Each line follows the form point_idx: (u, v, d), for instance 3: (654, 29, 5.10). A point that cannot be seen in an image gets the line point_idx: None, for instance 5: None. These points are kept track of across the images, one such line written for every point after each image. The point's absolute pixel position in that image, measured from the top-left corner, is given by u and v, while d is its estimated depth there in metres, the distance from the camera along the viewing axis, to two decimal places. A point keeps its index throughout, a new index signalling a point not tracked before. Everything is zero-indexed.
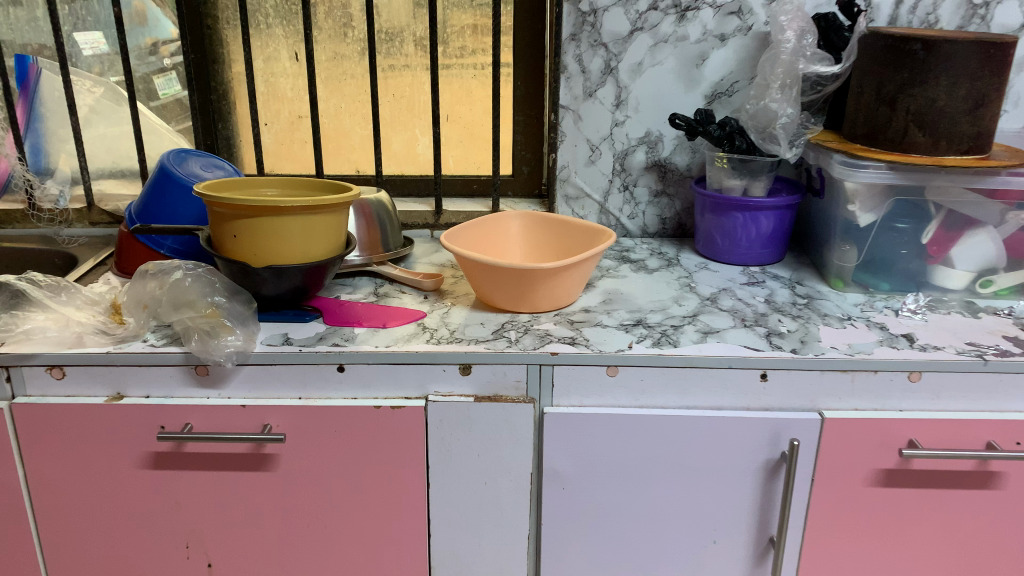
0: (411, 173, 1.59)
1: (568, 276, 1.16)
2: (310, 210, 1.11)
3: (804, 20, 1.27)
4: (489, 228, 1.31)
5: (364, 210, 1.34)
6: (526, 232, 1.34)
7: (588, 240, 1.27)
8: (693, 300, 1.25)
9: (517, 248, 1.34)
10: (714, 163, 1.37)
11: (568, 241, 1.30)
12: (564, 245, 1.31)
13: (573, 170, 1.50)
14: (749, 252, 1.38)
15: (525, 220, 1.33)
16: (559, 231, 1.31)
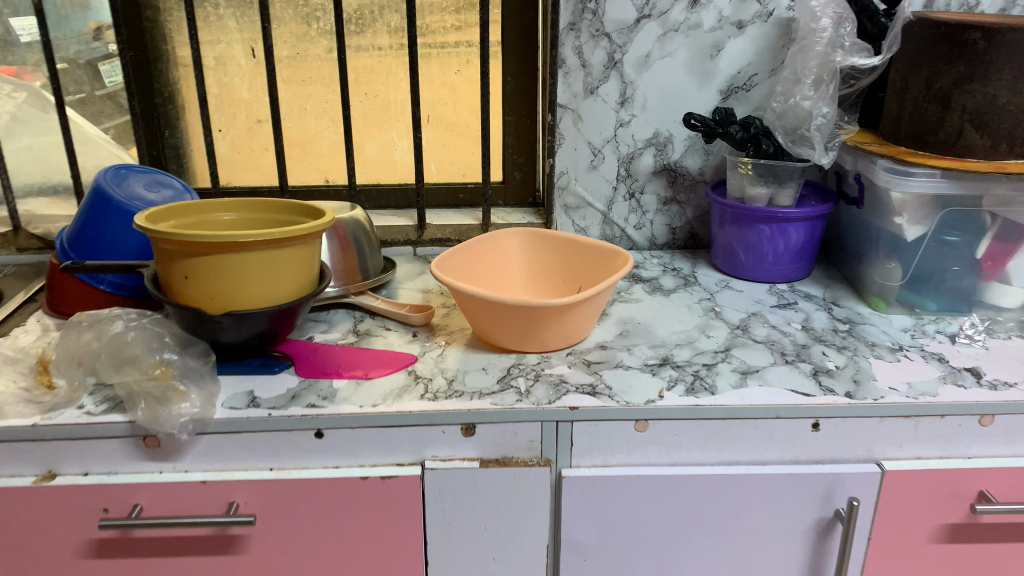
0: (388, 182, 1.40)
1: (582, 312, 1.00)
2: (275, 242, 0.93)
3: (841, 5, 1.11)
4: (484, 249, 1.13)
5: (338, 233, 1.16)
6: (526, 252, 1.17)
7: (601, 262, 1.10)
8: (721, 329, 1.09)
9: (516, 271, 1.17)
10: (734, 169, 1.22)
11: (576, 262, 1.14)
12: (571, 267, 1.14)
13: (573, 177, 1.33)
14: (775, 269, 1.23)
15: (526, 238, 1.17)
16: (565, 251, 1.15)
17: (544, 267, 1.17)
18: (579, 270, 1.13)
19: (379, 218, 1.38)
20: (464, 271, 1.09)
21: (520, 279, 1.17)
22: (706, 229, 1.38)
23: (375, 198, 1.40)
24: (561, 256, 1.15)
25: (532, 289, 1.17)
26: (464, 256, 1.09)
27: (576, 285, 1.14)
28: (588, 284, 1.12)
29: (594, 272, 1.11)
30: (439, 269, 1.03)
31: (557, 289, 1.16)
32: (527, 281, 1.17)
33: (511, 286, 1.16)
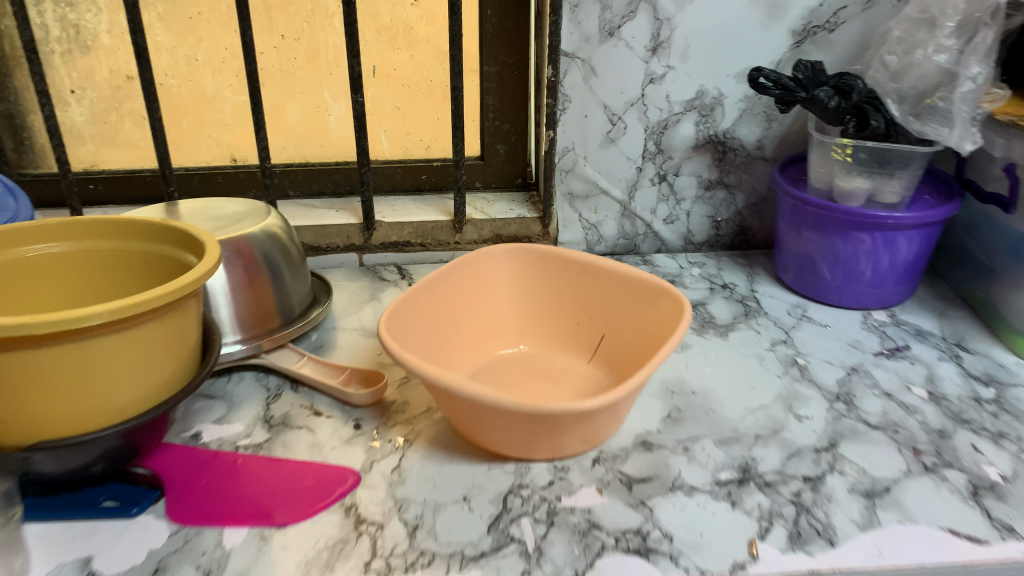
0: (321, 161, 1.01)
1: (619, 407, 0.64)
2: (122, 322, 0.56)
3: None
4: (457, 281, 0.76)
5: (242, 258, 0.78)
6: (516, 278, 0.80)
7: (639, 299, 0.74)
8: (817, 405, 0.74)
9: (503, 307, 0.81)
10: (820, 150, 0.84)
11: (600, 295, 0.77)
12: (592, 302, 0.78)
13: (581, 156, 0.94)
14: (871, 293, 0.87)
15: (518, 260, 0.79)
16: (581, 278, 0.78)
17: (547, 300, 0.80)
18: (604, 306, 0.77)
19: (309, 212, 0.98)
20: (428, 322, 0.72)
21: (513, 323, 0.81)
22: (761, 222, 1.01)
23: (304, 183, 1.00)
24: (573, 284, 0.78)
25: (528, 334, 0.81)
26: (430, 298, 0.72)
27: (601, 329, 0.77)
28: (621, 331, 0.76)
29: (630, 314, 0.75)
30: (392, 329, 0.66)
31: (569, 333, 0.80)
32: (520, 323, 0.81)
33: (494, 332, 0.80)
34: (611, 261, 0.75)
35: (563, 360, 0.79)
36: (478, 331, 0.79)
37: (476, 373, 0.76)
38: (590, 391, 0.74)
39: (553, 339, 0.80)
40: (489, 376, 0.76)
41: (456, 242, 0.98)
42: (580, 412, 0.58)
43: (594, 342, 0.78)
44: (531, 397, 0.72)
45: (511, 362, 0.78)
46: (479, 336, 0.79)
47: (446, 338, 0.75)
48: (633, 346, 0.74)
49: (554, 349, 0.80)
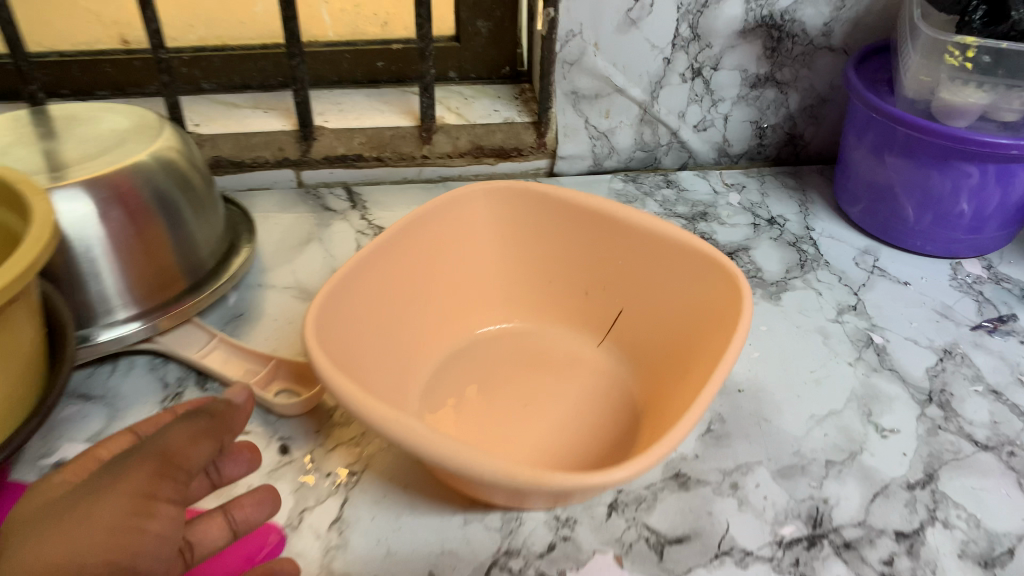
0: (242, 43, 0.75)
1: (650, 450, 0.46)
2: None
3: None
4: (422, 238, 0.57)
5: (126, 206, 0.56)
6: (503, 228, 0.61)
7: (674, 268, 0.55)
8: (903, 412, 0.56)
9: (485, 267, 0.62)
10: (925, 49, 0.60)
11: (616, 254, 0.58)
12: (605, 264, 0.59)
13: (590, 43, 0.70)
14: (966, 240, 0.66)
15: (504, 204, 0.60)
16: (589, 230, 0.59)
17: (545, 258, 0.62)
18: (621, 271, 0.59)
19: (228, 114, 0.75)
20: (381, 301, 0.54)
21: (507, 282, 0.63)
22: (817, 128, 0.78)
23: (222, 74, 0.76)
24: (579, 238, 0.60)
25: (519, 303, 0.63)
26: (382, 267, 0.53)
27: (615, 302, 0.59)
28: (644, 306, 0.58)
29: (657, 283, 0.56)
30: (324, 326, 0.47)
31: (573, 304, 0.62)
32: (508, 287, 0.63)
33: (474, 301, 0.62)
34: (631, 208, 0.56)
35: (565, 340, 0.61)
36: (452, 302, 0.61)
37: (450, 361, 0.59)
38: (600, 389, 0.56)
39: (551, 310, 0.62)
40: (467, 366, 0.58)
41: (424, 157, 0.75)
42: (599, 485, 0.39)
43: (606, 317, 0.60)
44: (521, 400, 0.55)
45: (496, 343, 0.61)
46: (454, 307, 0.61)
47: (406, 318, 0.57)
48: (660, 328, 0.56)
49: (553, 324, 0.62)
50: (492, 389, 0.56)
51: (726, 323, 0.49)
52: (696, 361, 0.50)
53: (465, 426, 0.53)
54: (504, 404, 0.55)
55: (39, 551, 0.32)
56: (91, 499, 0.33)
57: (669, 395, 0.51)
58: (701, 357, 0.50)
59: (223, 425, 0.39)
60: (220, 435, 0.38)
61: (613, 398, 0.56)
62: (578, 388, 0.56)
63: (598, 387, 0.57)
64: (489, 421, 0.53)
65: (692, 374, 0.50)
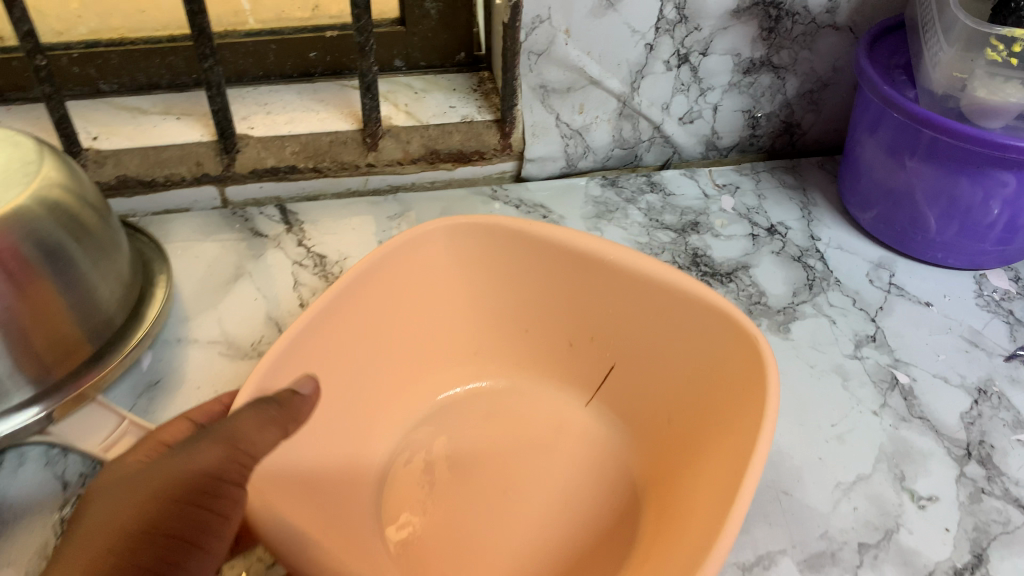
0: (144, 35, 0.63)
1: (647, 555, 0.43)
2: None
3: None
4: (382, 293, 0.54)
5: (3, 265, 0.44)
6: (474, 276, 0.58)
7: (673, 327, 0.51)
8: (940, 474, 0.48)
9: (460, 320, 0.59)
10: (961, 41, 0.51)
11: (602, 306, 0.55)
12: (590, 316, 0.56)
13: (561, 31, 0.59)
14: (994, 251, 0.59)
15: (475, 249, 0.57)
16: (573, 279, 0.55)
17: (523, 309, 0.58)
18: (606, 324, 0.55)
19: (133, 123, 0.63)
20: (336, 372, 0.51)
21: (482, 329, 0.60)
22: (816, 115, 0.69)
23: (124, 74, 0.63)
24: (559, 288, 0.56)
25: (499, 358, 0.60)
26: (334, 331, 0.50)
27: (605, 358, 0.56)
28: (636, 362, 0.54)
29: (654, 339, 0.53)
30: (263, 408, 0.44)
31: (557, 357, 0.58)
32: (486, 341, 0.60)
33: (448, 357, 0.59)
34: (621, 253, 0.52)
35: (547, 399, 0.58)
36: (421, 359, 0.58)
37: (421, 426, 0.56)
38: (587, 459, 0.53)
39: (534, 365, 0.59)
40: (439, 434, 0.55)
41: (369, 165, 0.64)
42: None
43: (595, 376, 0.57)
44: (498, 473, 0.52)
45: (474, 403, 0.58)
46: (424, 366, 0.58)
47: (368, 382, 0.54)
48: (655, 389, 0.53)
49: (535, 380, 0.59)
50: (465, 464, 0.53)
51: (745, 389, 0.45)
52: (715, 432, 0.47)
53: (434, 510, 0.50)
54: (480, 480, 0.52)
55: (115, 508, 0.32)
56: (168, 462, 0.33)
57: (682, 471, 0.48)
58: (725, 431, 0.45)
59: (292, 416, 0.38)
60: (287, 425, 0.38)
61: (604, 467, 0.53)
62: (562, 455, 0.54)
63: (584, 455, 0.54)
64: (464, 504, 0.50)
65: (712, 448, 0.46)
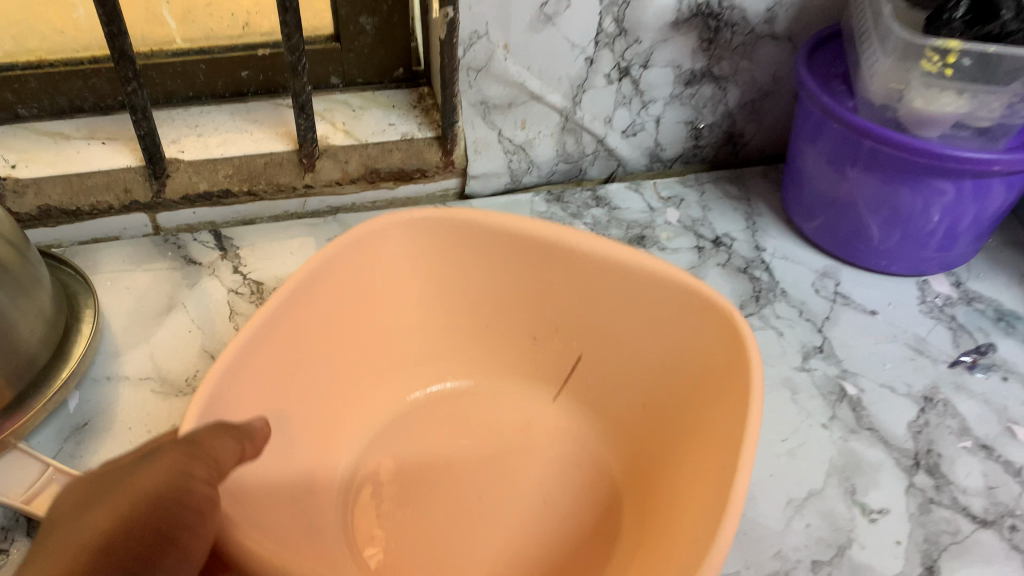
0: (62, 56, 0.60)
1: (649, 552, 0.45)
2: None
3: None
4: (333, 294, 0.53)
5: None
6: (431, 273, 0.57)
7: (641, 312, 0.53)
8: (890, 485, 0.48)
9: (419, 316, 0.59)
10: (896, 51, 0.51)
11: (563, 297, 0.56)
12: (553, 308, 0.57)
13: (498, 46, 0.58)
14: (935, 256, 0.59)
15: (428, 246, 0.56)
16: (533, 273, 0.56)
17: (484, 306, 0.58)
18: (573, 317, 0.56)
19: (54, 149, 0.60)
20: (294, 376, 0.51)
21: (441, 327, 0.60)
22: (758, 124, 0.69)
23: (43, 97, 0.61)
24: (520, 282, 0.57)
25: (460, 357, 0.60)
26: (285, 336, 0.49)
27: (572, 347, 0.57)
28: (604, 351, 0.56)
29: (625, 326, 0.54)
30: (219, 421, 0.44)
31: (518, 350, 0.59)
32: (442, 340, 0.60)
33: (406, 361, 0.59)
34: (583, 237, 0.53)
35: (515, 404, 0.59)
36: (379, 360, 0.58)
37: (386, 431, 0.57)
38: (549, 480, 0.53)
39: (495, 361, 0.60)
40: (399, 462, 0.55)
41: (307, 187, 0.62)
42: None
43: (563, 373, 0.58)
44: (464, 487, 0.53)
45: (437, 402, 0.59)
46: (382, 368, 0.58)
47: (327, 388, 0.54)
48: (631, 378, 0.55)
49: (498, 379, 0.60)
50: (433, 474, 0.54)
51: (726, 376, 0.46)
52: (698, 421, 0.48)
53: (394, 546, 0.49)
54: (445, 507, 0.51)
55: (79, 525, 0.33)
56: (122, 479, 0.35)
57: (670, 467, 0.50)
58: (712, 416, 0.47)
59: (245, 435, 0.41)
60: (240, 440, 0.40)
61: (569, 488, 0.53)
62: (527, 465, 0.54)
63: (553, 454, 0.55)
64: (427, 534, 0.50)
65: (694, 440, 0.47)
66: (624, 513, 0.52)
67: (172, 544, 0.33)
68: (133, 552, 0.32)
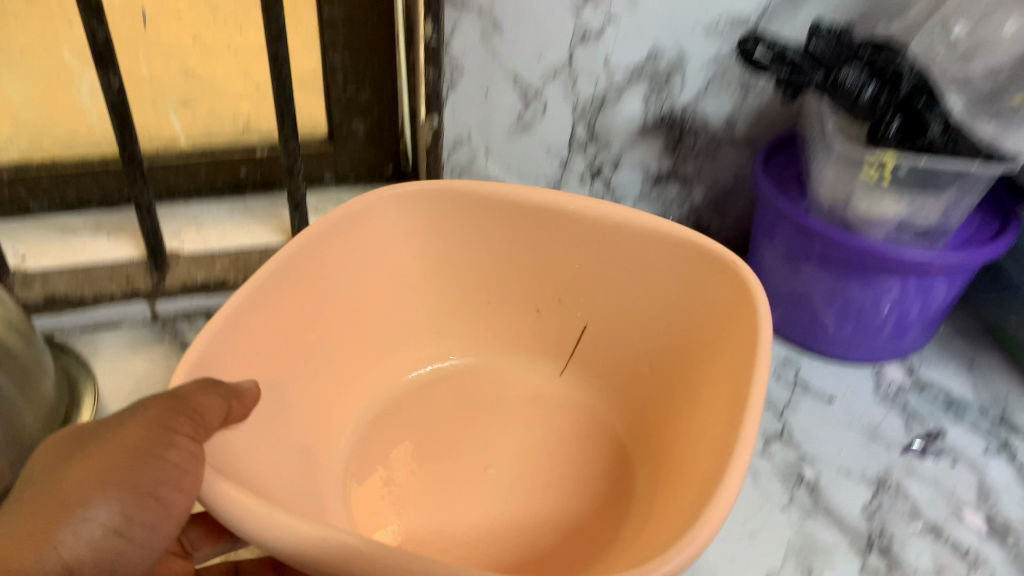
0: (74, 155, 0.65)
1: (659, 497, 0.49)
2: None
3: None
4: (347, 254, 0.57)
5: None
6: (430, 245, 0.62)
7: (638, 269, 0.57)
8: (844, 566, 0.51)
9: (424, 287, 0.63)
10: (840, 160, 0.56)
11: (565, 264, 0.61)
12: (555, 275, 0.61)
13: (479, 149, 0.64)
14: (887, 345, 0.63)
15: (432, 216, 0.60)
16: (531, 241, 0.61)
17: (483, 279, 0.63)
18: (571, 284, 0.61)
19: (60, 242, 0.64)
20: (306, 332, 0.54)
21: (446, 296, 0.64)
22: (722, 221, 0.74)
23: (54, 192, 0.65)
24: (523, 253, 0.61)
25: (457, 335, 0.66)
26: (298, 292, 0.53)
27: (577, 317, 0.62)
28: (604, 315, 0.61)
29: (623, 285, 0.59)
30: (233, 370, 0.47)
31: (521, 321, 0.64)
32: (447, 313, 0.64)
33: (406, 338, 0.64)
34: (579, 202, 0.57)
35: (525, 384, 0.64)
36: (385, 329, 0.62)
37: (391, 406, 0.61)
38: (539, 470, 0.56)
39: (500, 333, 0.65)
40: None
41: None
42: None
43: (565, 345, 0.64)
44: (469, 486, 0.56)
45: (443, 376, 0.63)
46: (383, 340, 0.63)
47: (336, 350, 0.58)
48: (633, 333, 0.60)
49: (497, 352, 0.66)
50: (440, 448, 0.58)
51: (724, 320, 0.50)
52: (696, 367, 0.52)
53: None
54: None
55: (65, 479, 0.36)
56: (107, 434, 0.38)
57: (676, 421, 0.54)
58: (719, 352, 0.52)
59: (228, 393, 0.43)
60: (223, 398, 0.42)
61: (556, 477, 0.56)
62: (514, 449, 0.58)
63: (556, 430, 0.60)
64: None
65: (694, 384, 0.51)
66: (636, 478, 0.56)
67: (153, 498, 0.36)
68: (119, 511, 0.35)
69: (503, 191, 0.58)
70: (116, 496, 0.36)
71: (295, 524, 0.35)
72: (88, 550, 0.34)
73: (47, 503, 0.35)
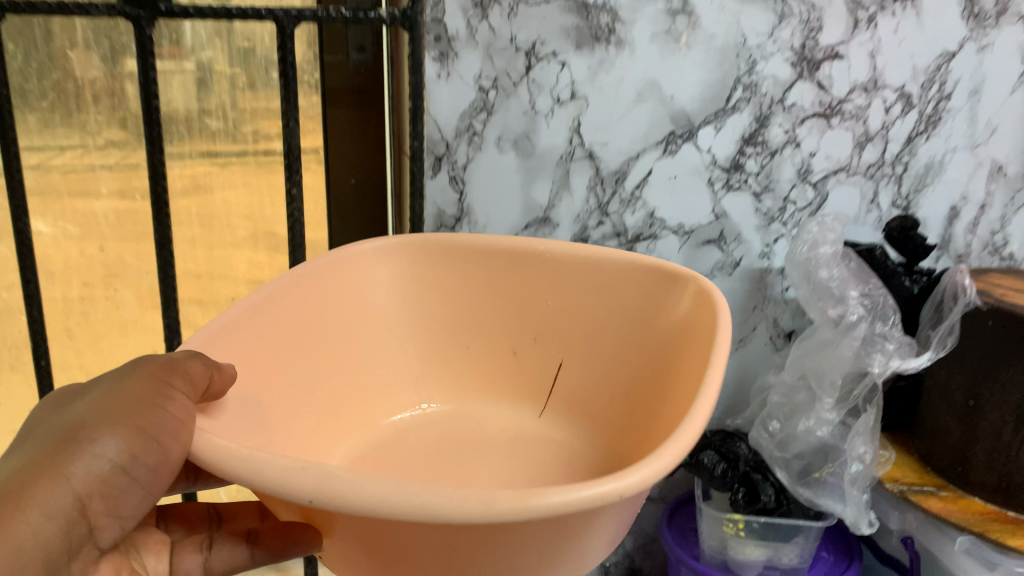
0: None
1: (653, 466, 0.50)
2: None
3: (883, 297, 0.72)
4: (347, 285, 0.66)
5: None
6: (415, 292, 0.70)
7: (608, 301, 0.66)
8: None
9: (410, 338, 0.70)
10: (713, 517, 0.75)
11: (539, 307, 0.69)
12: (529, 321, 0.69)
13: None
14: None
15: (417, 270, 0.70)
16: (512, 281, 0.69)
17: (469, 327, 0.71)
18: (546, 323, 0.69)
19: None
20: (311, 343, 0.62)
21: (434, 343, 0.71)
22: (652, 562, 0.92)
23: None
24: (504, 300, 0.70)
25: (437, 382, 0.70)
26: (310, 288, 0.62)
27: (552, 356, 0.69)
28: (585, 359, 0.68)
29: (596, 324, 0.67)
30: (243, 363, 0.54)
31: (505, 370, 0.70)
32: (433, 370, 0.70)
33: (393, 382, 0.69)
34: (553, 248, 0.68)
35: (500, 420, 0.68)
36: (375, 377, 0.68)
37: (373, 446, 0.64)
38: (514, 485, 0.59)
39: (478, 387, 0.70)
40: None
41: None
42: (538, 515, 0.34)
43: (541, 389, 0.69)
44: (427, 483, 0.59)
45: (425, 420, 0.68)
46: (375, 381, 0.68)
47: (331, 377, 0.64)
48: (606, 369, 0.66)
49: (477, 400, 0.70)
50: (422, 467, 0.61)
51: (696, 321, 0.58)
52: (681, 364, 0.58)
53: None
54: None
55: (78, 416, 0.44)
56: (118, 389, 0.46)
57: (658, 413, 0.58)
58: (688, 351, 0.57)
59: (215, 368, 0.47)
60: (210, 371, 0.47)
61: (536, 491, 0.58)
62: (485, 469, 0.60)
63: (538, 452, 0.63)
64: None
65: (679, 372, 0.56)
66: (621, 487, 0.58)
67: (152, 443, 0.44)
68: (119, 448, 0.43)
69: (485, 242, 0.69)
70: (121, 437, 0.44)
71: (300, 470, 0.35)
72: (93, 481, 0.43)
73: (64, 441, 0.43)
